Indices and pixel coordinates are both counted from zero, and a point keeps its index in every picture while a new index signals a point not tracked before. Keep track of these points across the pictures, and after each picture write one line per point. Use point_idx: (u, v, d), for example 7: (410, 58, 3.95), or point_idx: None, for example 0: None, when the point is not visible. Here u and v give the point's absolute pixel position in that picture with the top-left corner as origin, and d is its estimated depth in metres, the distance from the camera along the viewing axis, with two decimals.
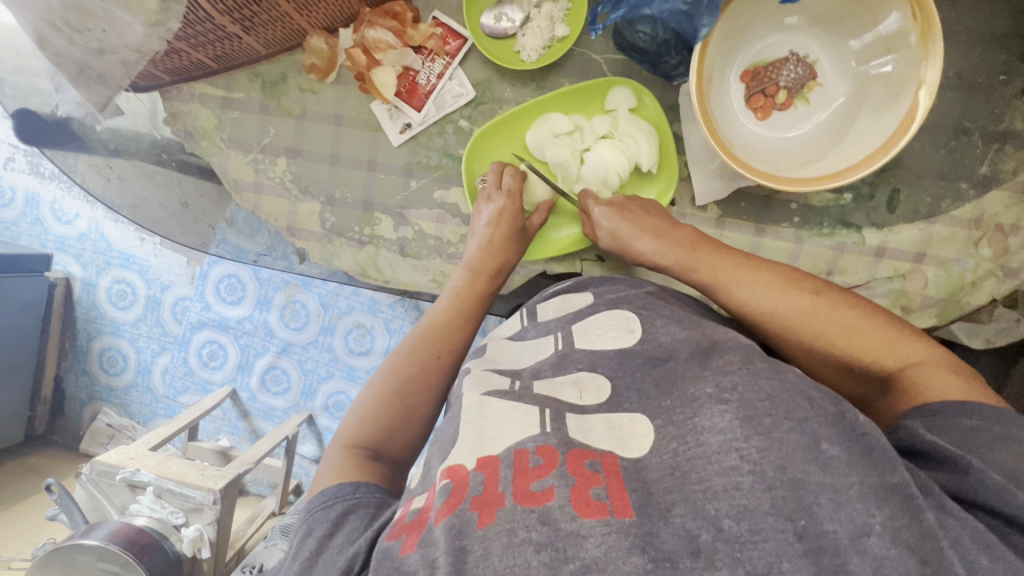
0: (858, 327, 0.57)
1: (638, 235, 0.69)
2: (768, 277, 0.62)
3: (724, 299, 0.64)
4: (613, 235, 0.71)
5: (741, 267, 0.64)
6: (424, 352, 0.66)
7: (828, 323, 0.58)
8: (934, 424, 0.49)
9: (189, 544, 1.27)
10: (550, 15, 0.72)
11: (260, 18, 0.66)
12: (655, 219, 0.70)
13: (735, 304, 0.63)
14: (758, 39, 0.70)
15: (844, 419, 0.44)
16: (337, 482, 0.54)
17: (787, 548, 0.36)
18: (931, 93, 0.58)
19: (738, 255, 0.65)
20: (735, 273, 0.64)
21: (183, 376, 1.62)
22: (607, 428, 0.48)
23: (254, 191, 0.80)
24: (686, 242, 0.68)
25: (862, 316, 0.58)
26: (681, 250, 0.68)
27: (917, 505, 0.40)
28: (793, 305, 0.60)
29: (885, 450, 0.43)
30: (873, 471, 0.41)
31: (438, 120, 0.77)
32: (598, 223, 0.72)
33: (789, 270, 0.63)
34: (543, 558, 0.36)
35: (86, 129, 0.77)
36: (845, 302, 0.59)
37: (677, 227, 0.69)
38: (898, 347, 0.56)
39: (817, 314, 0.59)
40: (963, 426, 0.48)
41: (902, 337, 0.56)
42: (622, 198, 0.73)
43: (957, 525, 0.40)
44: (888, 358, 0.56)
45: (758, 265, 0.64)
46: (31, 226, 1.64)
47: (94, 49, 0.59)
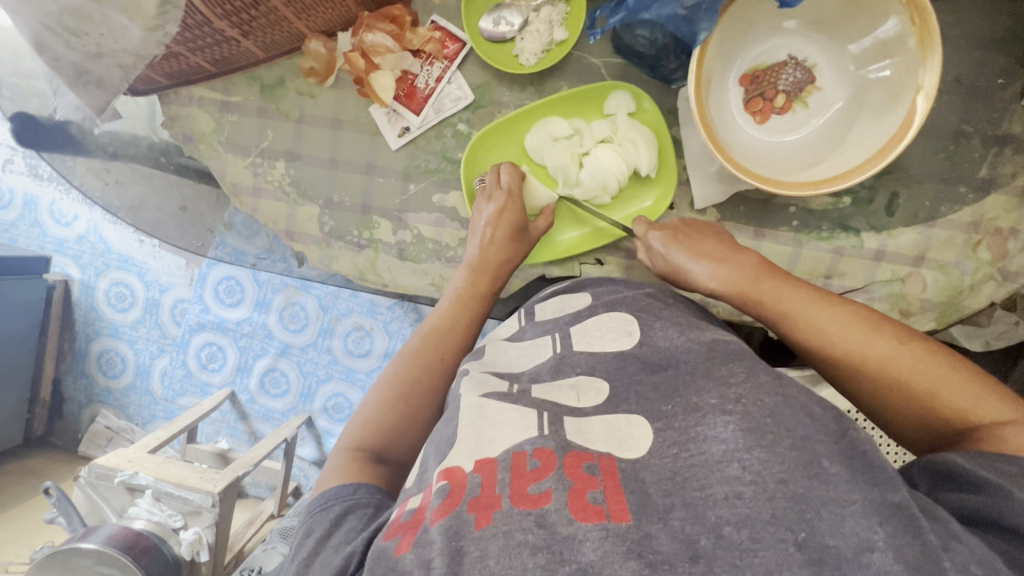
0: (943, 378, 0.54)
1: (694, 260, 0.68)
2: (846, 315, 0.60)
3: (791, 334, 0.62)
4: (667, 260, 0.70)
5: (812, 299, 0.62)
6: (429, 356, 0.66)
7: (907, 369, 0.55)
8: (976, 458, 0.47)
9: (188, 547, 1.26)
10: (549, 19, 0.72)
11: (259, 22, 0.65)
12: (714, 244, 0.68)
13: (805, 340, 0.61)
14: (756, 43, 0.70)
15: (845, 437, 0.45)
16: (339, 484, 0.54)
17: (788, 557, 0.36)
18: (929, 98, 0.58)
19: (810, 291, 0.63)
20: (804, 306, 0.61)
21: (182, 378, 1.62)
22: (605, 429, 0.48)
23: (251, 194, 0.80)
24: (749, 268, 0.65)
25: (943, 364, 0.55)
26: (742, 277, 0.65)
27: (919, 526, 0.39)
28: (873, 348, 0.57)
29: (885, 468, 0.42)
30: (873, 489, 0.41)
31: (436, 123, 0.77)
32: (652, 247, 0.72)
33: (867, 311, 0.61)
34: (539, 559, 0.37)
35: (84, 134, 0.78)
36: (924, 349, 0.56)
37: (739, 253, 0.67)
38: (980, 401, 0.53)
39: (896, 359, 0.56)
40: (999, 469, 0.46)
41: (991, 395, 0.53)
42: (680, 224, 0.72)
43: (963, 550, 0.39)
44: (973, 414, 0.52)
45: (831, 299, 0.61)
46: (29, 228, 1.64)
47: (92, 53, 0.59)
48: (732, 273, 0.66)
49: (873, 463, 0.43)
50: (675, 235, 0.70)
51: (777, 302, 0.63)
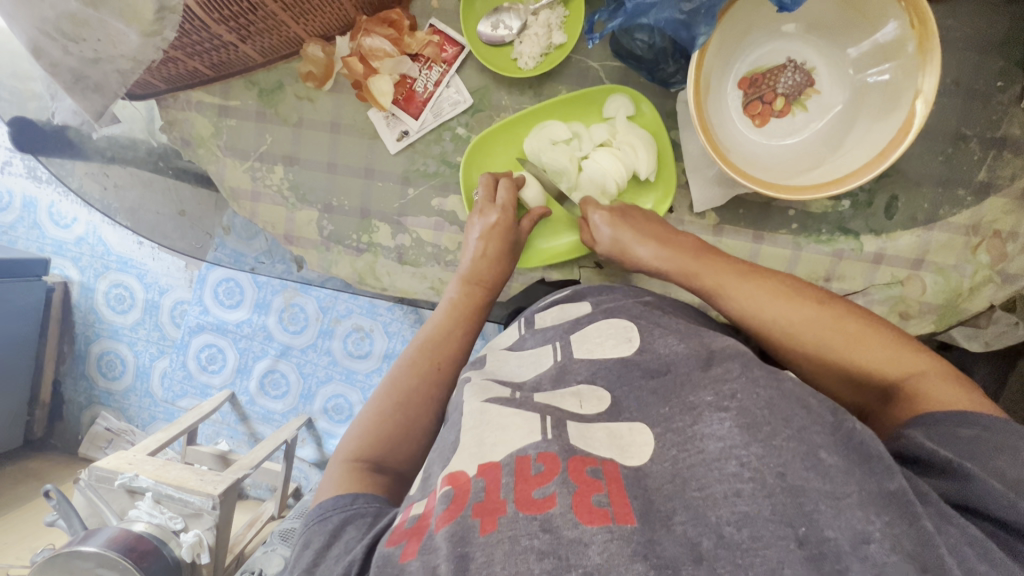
0: (861, 338, 0.58)
1: (639, 241, 0.70)
2: (771, 286, 0.63)
3: (726, 307, 0.65)
4: (614, 240, 0.71)
5: (744, 272, 0.65)
6: (423, 365, 0.67)
7: (831, 334, 0.58)
8: (935, 433, 0.48)
9: (188, 549, 1.26)
10: (548, 23, 0.72)
11: (257, 27, 0.65)
12: (658, 226, 0.71)
13: (738, 314, 0.64)
14: (755, 47, 0.70)
15: (842, 428, 0.44)
16: (336, 494, 0.54)
17: (789, 555, 0.36)
18: (928, 102, 0.58)
19: (739, 265, 0.66)
20: (737, 278, 0.65)
21: (182, 380, 1.61)
22: (607, 437, 0.48)
23: (251, 198, 0.80)
24: (689, 249, 0.69)
25: (862, 325, 0.58)
26: (682, 257, 0.68)
27: (915, 512, 0.39)
28: (796, 315, 0.60)
29: (881, 458, 0.42)
30: (870, 479, 0.41)
31: (435, 127, 0.77)
32: (599, 226, 0.73)
33: (790, 279, 0.64)
34: (546, 565, 0.36)
35: (82, 139, 0.78)
36: (845, 312, 0.59)
37: (679, 235, 0.70)
38: (897, 359, 0.56)
39: (820, 323, 0.59)
40: (960, 436, 0.47)
41: (905, 349, 0.56)
42: (625, 205, 0.74)
43: (956, 533, 0.40)
44: (889, 368, 0.56)
45: (762, 273, 0.65)
46: (29, 230, 1.64)
47: (90, 59, 0.58)
48: (672, 255, 0.69)
49: (869, 454, 0.43)
50: (620, 214, 0.72)
51: (713, 278, 0.66)
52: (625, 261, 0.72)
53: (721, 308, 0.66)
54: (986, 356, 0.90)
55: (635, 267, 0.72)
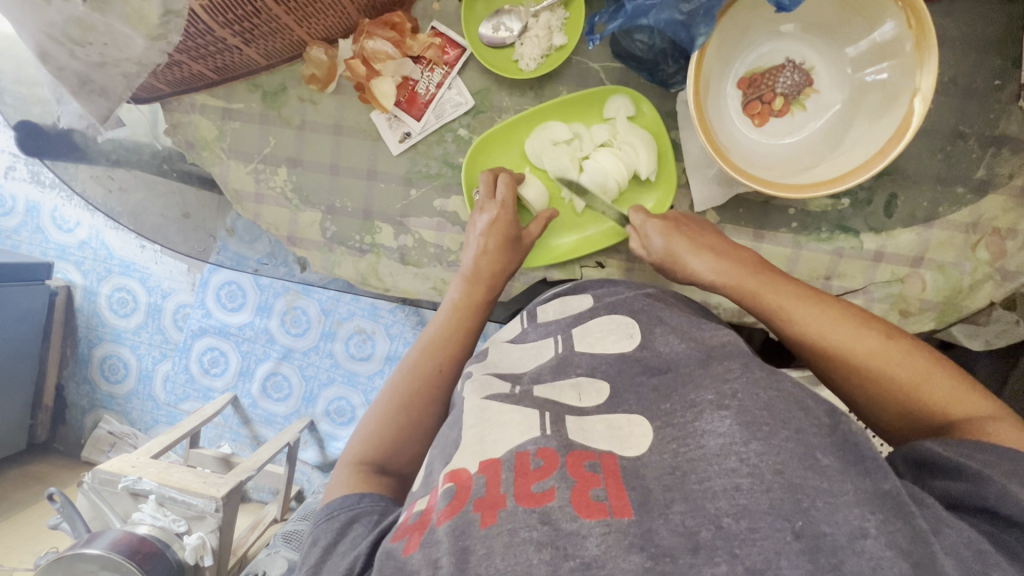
0: (925, 373, 0.56)
1: (694, 253, 0.69)
2: (838, 311, 0.61)
3: (784, 329, 0.63)
4: (667, 250, 0.70)
5: (808, 293, 0.63)
6: (425, 366, 0.67)
7: (896, 365, 0.57)
8: (954, 449, 0.48)
9: (192, 552, 1.27)
10: (548, 25, 0.73)
11: (260, 30, 0.66)
12: (712, 240, 0.70)
13: (798, 336, 0.62)
14: (754, 47, 0.70)
15: (839, 430, 0.45)
16: (343, 494, 0.55)
17: (785, 546, 0.37)
18: (926, 100, 0.59)
19: (803, 288, 0.64)
20: (800, 298, 0.63)
21: (184, 383, 1.61)
22: (606, 428, 0.48)
23: (254, 200, 0.80)
24: (747, 264, 0.67)
25: (927, 360, 0.57)
26: (739, 271, 0.66)
27: (909, 511, 0.40)
28: (863, 343, 0.59)
29: (875, 458, 0.43)
30: (866, 479, 0.42)
31: (437, 128, 0.78)
32: (651, 236, 0.71)
33: (856, 307, 0.62)
34: (544, 556, 0.37)
35: (88, 142, 0.79)
36: (911, 347, 0.58)
37: (736, 249, 0.69)
38: (961, 399, 0.55)
39: (886, 354, 0.58)
40: (978, 456, 0.47)
41: (969, 389, 0.55)
42: (679, 217, 0.72)
43: (952, 534, 0.40)
44: (955, 407, 0.55)
45: (826, 297, 0.63)
46: (32, 234, 1.64)
47: (96, 62, 0.59)
48: (728, 269, 0.67)
49: (865, 456, 0.44)
50: (674, 225, 0.71)
51: (774, 296, 0.64)
52: (676, 273, 0.71)
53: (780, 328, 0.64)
54: (987, 354, 0.90)
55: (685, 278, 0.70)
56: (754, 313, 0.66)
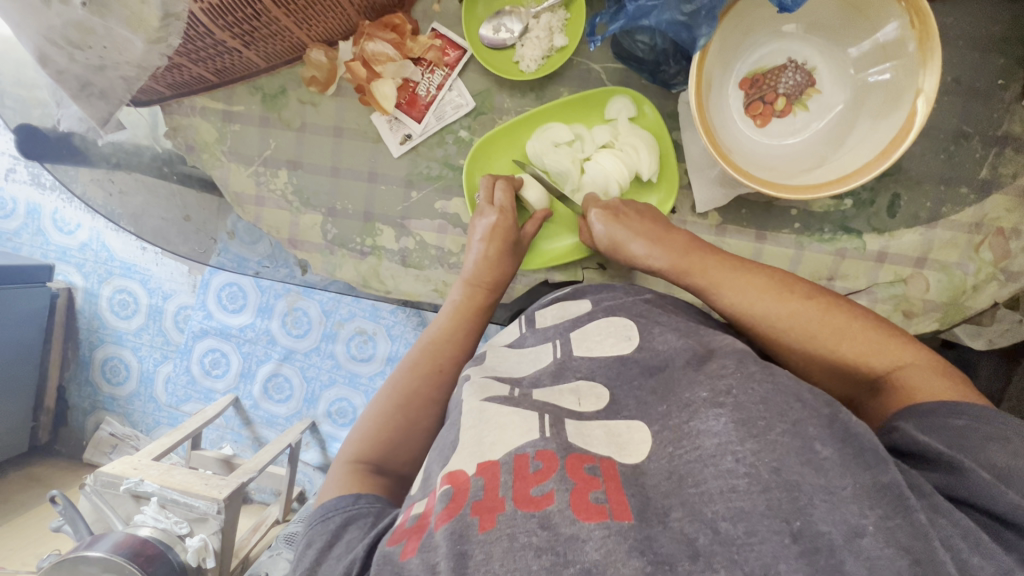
0: (846, 328, 0.58)
1: (632, 236, 0.69)
2: (762, 280, 0.62)
3: (717, 302, 0.64)
4: (608, 236, 0.71)
5: (735, 267, 0.64)
6: (427, 368, 0.67)
7: (821, 326, 0.59)
8: (926, 425, 0.49)
9: (194, 554, 1.26)
10: (549, 26, 0.72)
11: (260, 32, 0.66)
12: (648, 220, 0.70)
13: (733, 312, 0.63)
14: (756, 47, 0.70)
15: (837, 420, 0.44)
16: (339, 495, 0.55)
17: (784, 550, 0.36)
18: (930, 100, 0.58)
19: (731, 258, 0.66)
20: (729, 273, 0.64)
21: (185, 385, 1.61)
22: (606, 435, 0.48)
23: (255, 203, 0.80)
24: (681, 243, 0.68)
25: (847, 315, 0.59)
26: (674, 253, 0.67)
27: (909, 505, 0.39)
28: (785, 309, 0.60)
29: (877, 450, 0.42)
30: (865, 471, 0.41)
31: (438, 130, 0.77)
32: (592, 224, 0.72)
33: (779, 272, 0.63)
34: (544, 562, 0.37)
35: (88, 145, 0.78)
36: (832, 304, 0.60)
37: (670, 228, 0.70)
38: (883, 347, 0.56)
39: (809, 315, 0.59)
40: (950, 426, 0.48)
41: (889, 338, 0.57)
42: (616, 200, 0.73)
43: (949, 526, 0.40)
44: (877, 361, 0.56)
45: (753, 269, 0.64)
46: (33, 237, 1.64)
47: (95, 65, 0.59)
48: (665, 250, 0.68)
49: (864, 447, 0.43)
50: (613, 209, 0.71)
51: (707, 275, 0.65)
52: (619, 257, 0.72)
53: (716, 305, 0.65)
54: (989, 354, 0.90)
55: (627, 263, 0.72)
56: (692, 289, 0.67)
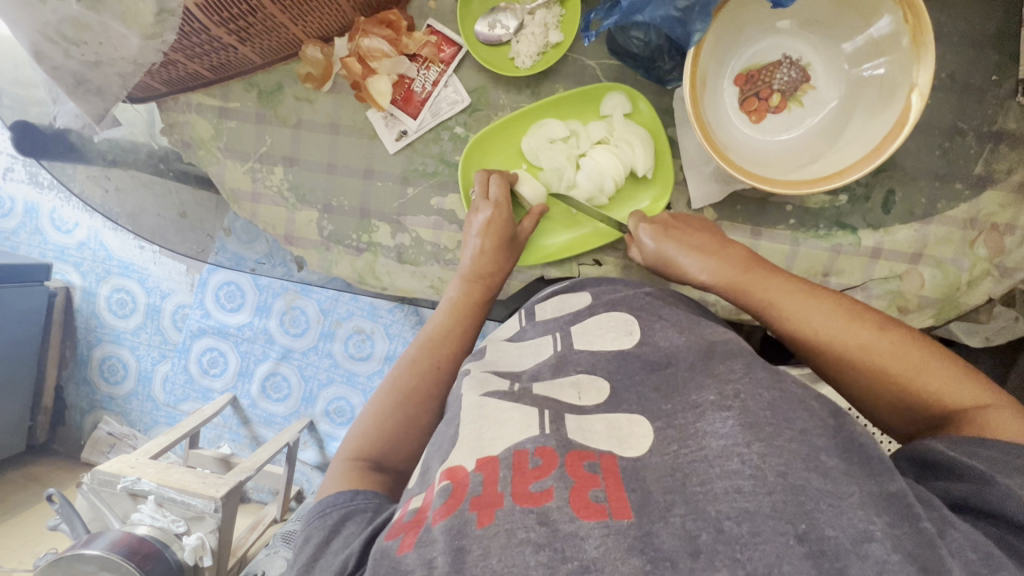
0: (919, 364, 0.56)
1: (684, 252, 0.69)
2: (829, 305, 0.61)
3: (776, 323, 0.63)
4: (657, 251, 0.71)
5: (799, 289, 0.63)
6: (423, 364, 0.67)
7: (889, 358, 0.57)
8: (958, 448, 0.48)
9: (190, 552, 1.27)
10: (544, 23, 0.73)
11: (256, 29, 0.66)
12: (704, 237, 0.70)
13: (791, 332, 0.62)
14: (751, 43, 0.70)
15: (843, 432, 0.45)
16: (337, 490, 0.55)
17: (788, 550, 0.36)
18: (923, 96, 0.59)
19: (796, 282, 0.65)
20: (791, 295, 0.63)
21: (183, 384, 1.61)
22: (606, 428, 0.48)
23: (251, 200, 0.80)
24: (736, 261, 0.67)
25: (922, 351, 0.57)
26: (729, 270, 0.67)
27: (915, 514, 0.40)
28: (853, 336, 0.59)
29: (882, 459, 0.44)
30: (872, 480, 0.42)
31: (434, 127, 0.78)
32: (642, 237, 0.72)
33: (847, 299, 0.62)
34: (542, 558, 0.37)
35: (84, 142, 0.78)
36: (905, 337, 0.58)
37: (726, 246, 0.69)
38: (958, 387, 0.54)
39: (879, 347, 0.58)
40: (980, 455, 0.46)
41: (966, 378, 0.55)
42: (669, 217, 0.73)
43: (958, 536, 0.40)
44: (950, 398, 0.54)
45: (818, 292, 0.63)
46: (31, 236, 1.64)
47: (91, 61, 0.59)
48: (719, 267, 0.67)
49: (870, 456, 0.44)
50: (664, 225, 0.71)
51: (764, 293, 0.64)
52: (669, 272, 0.71)
53: (774, 325, 0.64)
54: (985, 351, 0.90)
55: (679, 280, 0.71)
56: (748, 309, 0.66)
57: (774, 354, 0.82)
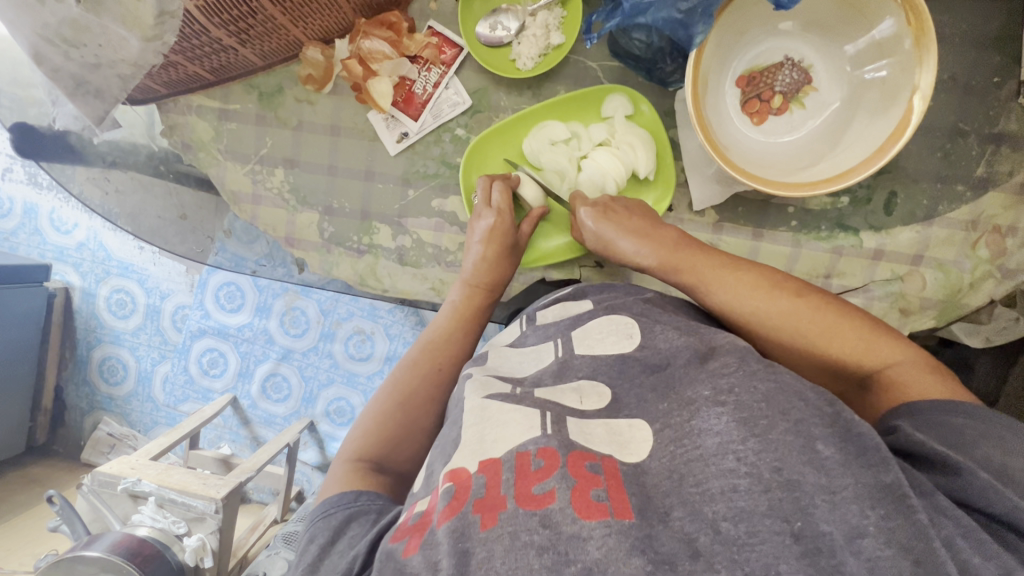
0: (834, 326, 0.58)
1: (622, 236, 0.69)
2: (750, 276, 0.62)
3: (707, 300, 0.64)
4: (597, 236, 0.71)
5: (724, 265, 0.64)
6: (425, 365, 0.67)
7: (808, 323, 0.59)
8: (922, 422, 0.49)
9: (192, 553, 1.27)
10: (546, 24, 0.73)
11: (257, 30, 0.66)
12: (639, 219, 0.70)
13: (720, 308, 0.63)
14: (753, 44, 0.70)
15: (839, 420, 0.44)
16: (340, 491, 0.54)
17: (784, 550, 0.37)
18: (925, 99, 0.59)
19: (722, 258, 0.65)
20: (718, 272, 0.64)
21: (183, 384, 1.61)
22: (606, 433, 0.47)
23: (252, 202, 0.80)
24: (670, 242, 0.68)
25: (837, 314, 0.59)
26: (664, 251, 0.67)
27: (909, 506, 0.39)
28: (773, 306, 0.60)
29: (879, 450, 0.42)
30: (867, 471, 0.41)
31: (435, 128, 0.77)
32: (583, 223, 0.72)
33: (766, 268, 0.63)
34: (545, 561, 0.37)
35: (83, 144, 0.78)
36: (821, 301, 0.60)
37: (660, 226, 0.69)
38: (873, 346, 0.57)
39: (799, 314, 0.59)
40: (948, 423, 0.48)
41: (878, 336, 0.57)
42: (606, 200, 0.73)
43: (954, 530, 0.39)
44: (867, 358, 0.57)
45: (742, 266, 0.64)
46: (30, 236, 1.64)
47: (91, 64, 0.58)
48: (655, 249, 0.68)
49: (867, 445, 0.42)
50: (603, 209, 0.71)
51: (696, 273, 0.65)
52: (609, 256, 0.72)
53: (704, 302, 0.65)
54: (986, 351, 0.90)
55: (619, 261, 0.71)
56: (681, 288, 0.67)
57: None
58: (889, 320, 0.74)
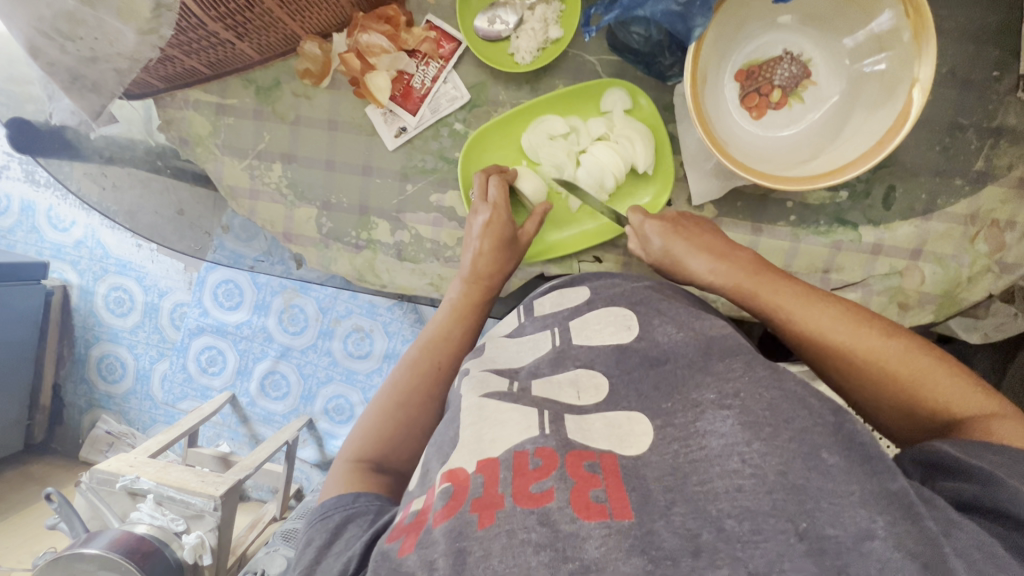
0: (925, 370, 0.55)
1: (692, 253, 0.68)
2: (838, 309, 0.60)
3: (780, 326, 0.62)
4: (665, 251, 0.70)
5: (806, 292, 0.62)
6: (425, 364, 0.67)
7: (895, 361, 0.56)
8: (964, 447, 0.47)
9: (190, 551, 1.26)
10: (545, 17, 0.73)
11: (253, 24, 0.65)
12: (712, 239, 0.69)
13: (795, 333, 0.61)
14: (751, 39, 0.70)
15: (842, 431, 0.44)
16: (338, 493, 0.54)
17: (789, 548, 0.36)
18: (925, 91, 0.58)
19: (803, 286, 0.63)
20: (798, 297, 0.62)
21: (182, 382, 1.61)
22: (605, 426, 0.48)
23: (249, 197, 0.80)
24: (744, 264, 0.66)
25: (930, 359, 0.56)
26: (734, 272, 0.65)
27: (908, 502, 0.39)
28: (862, 344, 0.57)
29: (882, 458, 0.42)
30: (873, 478, 0.41)
31: (433, 123, 0.77)
32: (650, 236, 0.71)
33: (858, 306, 0.61)
34: (543, 558, 0.36)
35: (80, 138, 0.78)
36: (913, 344, 0.57)
37: (735, 249, 0.68)
38: (963, 394, 0.53)
39: (886, 352, 0.56)
40: (989, 456, 0.46)
41: (974, 387, 0.54)
42: (677, 216, 0.72)
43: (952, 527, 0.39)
44: (960, 408, 0.53)
45: (826, 295, 0.62)
46: (27, 234, 1.64)
47: (87, 57, 0.58)
48: (725, 269, 0.66)
49: (870, 455, 0.43)
50: (673, 225, 0.70)
51: (771, 296, 0.63)
52: (675, 273, 0.70)
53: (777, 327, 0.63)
54: (984, 347, 0.90)
55: (685, 279, 0.70)
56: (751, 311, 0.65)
57: (777, 354, 0.81)
58: (887, 314, 0.74)
